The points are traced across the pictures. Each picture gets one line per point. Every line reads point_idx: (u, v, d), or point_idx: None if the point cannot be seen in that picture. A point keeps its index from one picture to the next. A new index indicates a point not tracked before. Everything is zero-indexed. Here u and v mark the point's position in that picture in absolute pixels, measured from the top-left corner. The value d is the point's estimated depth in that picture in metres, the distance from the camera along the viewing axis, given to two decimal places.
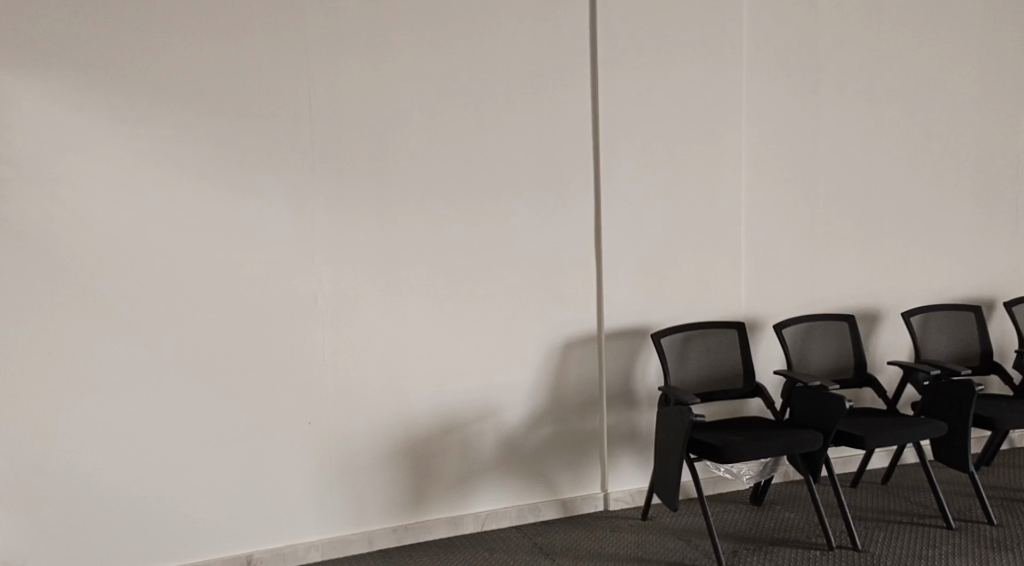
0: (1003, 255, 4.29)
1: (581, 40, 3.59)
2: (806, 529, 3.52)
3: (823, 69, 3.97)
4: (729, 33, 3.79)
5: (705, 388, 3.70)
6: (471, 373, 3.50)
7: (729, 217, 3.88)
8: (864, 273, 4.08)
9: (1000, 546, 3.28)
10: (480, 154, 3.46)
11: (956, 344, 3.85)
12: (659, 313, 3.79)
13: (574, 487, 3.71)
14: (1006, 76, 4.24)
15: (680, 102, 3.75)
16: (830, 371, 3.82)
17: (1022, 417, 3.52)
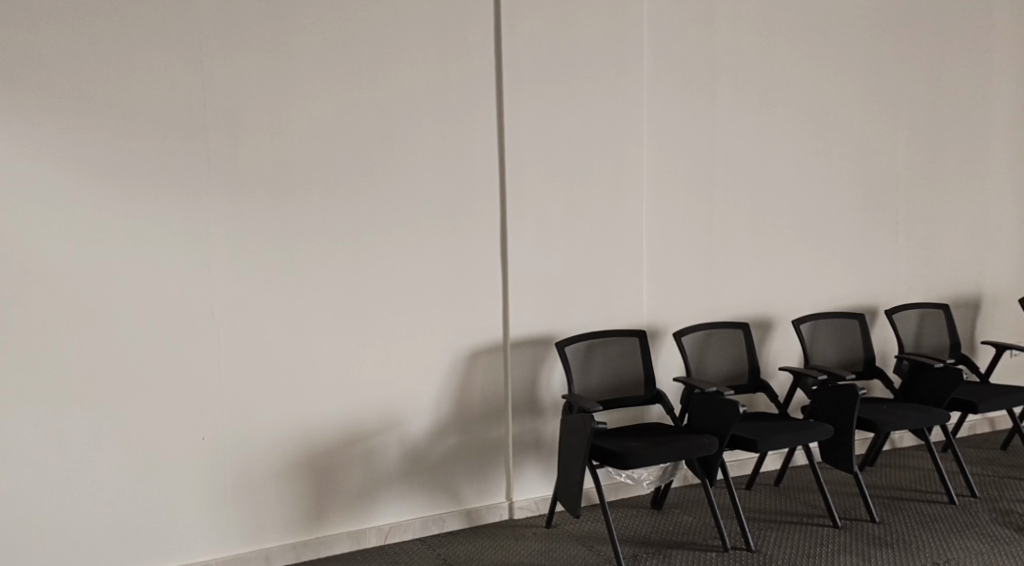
0: (884, 267, 4.64)
1: (486, 48, 3.56)
2: (704, 531, 3.52)
3: (720, 83, 4.11)
4: (632, 44, 3.85)
5: (611, 397, 3.67)
6: (376, 386, 3.47)
7: (633, 226, 3.94)
8: (758, 283, 4.30)
9: (878, 540, 3.38)
10: (383, 163, 3.40)
11: (841, 351, 4.22)
12: (564, 321, 3.81)
13: (480, 497, 3.72)
14: (885, 97, 4.55)
15: (585, 112, 3.78)
16: (726, 377, 3.94)
17: (900, 419, 3.73)
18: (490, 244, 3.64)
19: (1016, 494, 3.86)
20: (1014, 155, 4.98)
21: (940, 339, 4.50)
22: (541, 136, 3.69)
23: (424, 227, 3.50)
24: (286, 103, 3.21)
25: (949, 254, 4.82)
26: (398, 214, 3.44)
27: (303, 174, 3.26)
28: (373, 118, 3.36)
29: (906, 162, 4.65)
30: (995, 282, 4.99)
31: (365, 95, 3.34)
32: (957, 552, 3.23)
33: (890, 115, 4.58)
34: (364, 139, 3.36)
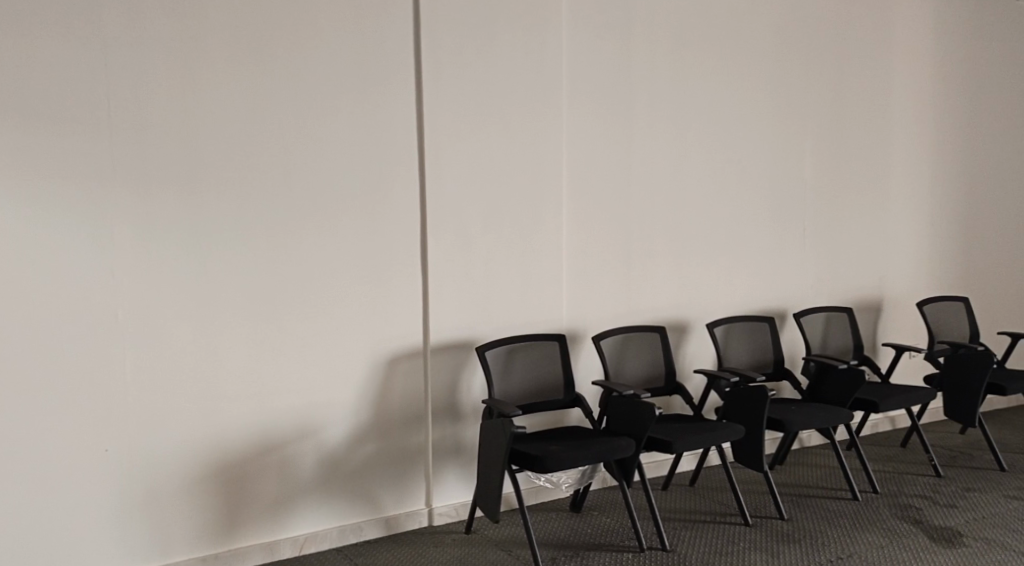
0: (792, 272, 4.81)
1: (405, 50, 3.54)
2: (621, 532, 3.58)
3: (637, 91, 4.19)
4: (551, 50, 3.88)
5: (531, 401, 3.69)
6: (291, 392, 3.39)
7: (553, 230, 3.97)
8: (674, 288, 4.40)
9: (786, 536, 3.50)
10: (299, 165, 3.33)
11: (752, 353, 4.36)
12: (485, 325, 3.81)
13: (398, 504, 3.68)
14: (794, 108, 4.73)
15: (505, 117, 3.79)
16: (644, 380, 4.02)
17: (807, 419, 3.87)
18: (410, 248, 3.61)
19: (913, 488, 4.06)
20: (912, 166, 5.23)
21: (844, 341, 4.69)
22: (461, 140, 3.68)
23: (343, 230, 3.44)
24: (197, 101, 3.12)
25: (852, 260, 5.04)
26: (315, 217, 3.38)
27: (215, 174, 3.17)
28: (289, 118, 3.30)
29: (814, 171, 4.84)
30: (895, 287, 5.24)
31: (281, 95, 3.27)
32: (859, 546, 3.38)
33: (799, 126, 4.76)
34: (280, 140, 3.28)
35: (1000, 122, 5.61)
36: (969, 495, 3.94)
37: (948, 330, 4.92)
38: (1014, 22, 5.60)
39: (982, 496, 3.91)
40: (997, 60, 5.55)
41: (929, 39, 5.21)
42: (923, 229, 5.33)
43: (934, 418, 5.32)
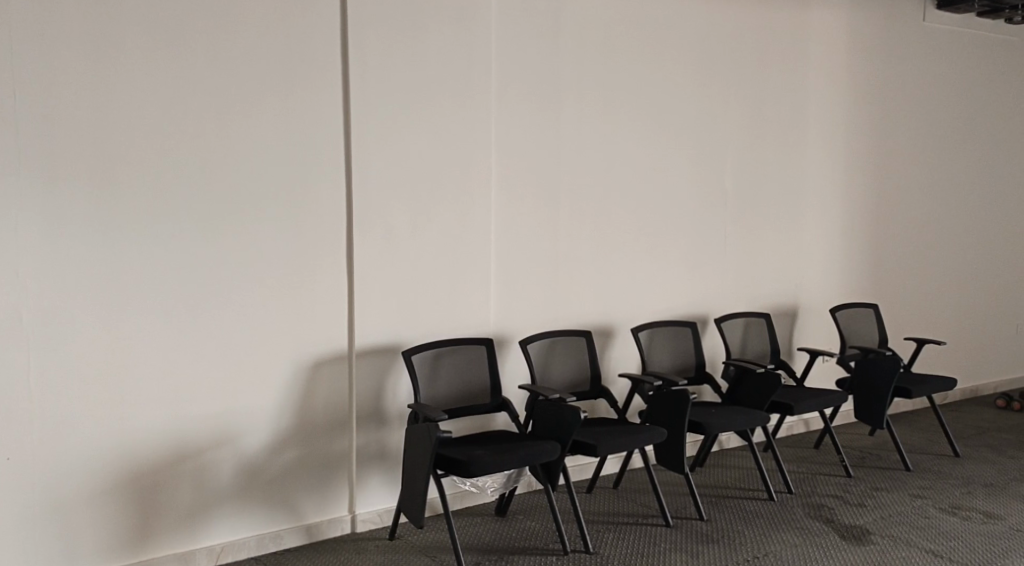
0: (714, 278, 4.94)
1: (332, 50, 3.49)
2: (545, 535, 3.60)
3: (565, 98, 4.23)
4: (480, 55, 3.89)
5: (457, 405, 3.68)
6: (208, 398, 3.30)
7: (480, 235, 3.98)
8: (599, 293, 4.46)
9: (705, 537, 3.59)
10: (220, 164, 3.25)
11: (675, 358, 4.45)
12: (411, 330, 3.78)
13: (320, 511, 3.62)
14: (716, 118, 4.86)
15: (434, 121, 3.78)
16: (569, 384, 4.06)
17: (727, 422, 3.98)
18: (335, 251, 3.56)
19: (826, 488, 4.21)
20: (827, 178, 5.44)
21: (763, 347, 4.84)
22: (388, 142, 3.65)
23: (265, 231, 3.37)
24: (111, 94, 3.01)
25: (771, 267, 5.21)
26: (236, 216, 3.30)
27: (130, 171, 3.06)
28: (209, 115, 3.21)
29: (735, 180, 4.98)
30: (810, 293, 5.43)
31: (201, 91, 3.19)
32: (773, 545, 3.49)
33: (721, 136, 4.89)
34: (200, 136, 3.20)
35: (909, 137, 5.88)
36: (877, 494, 4.11)
37: (860, 336, 5.13)
38: (922, 42, 5.88)
39: (889, 495, 4.09)
40: (906, 78, 5.81)
41: (844, 55, 5.43)
42: (837, 238, 5.54)
43: (846, 421, 5.54)
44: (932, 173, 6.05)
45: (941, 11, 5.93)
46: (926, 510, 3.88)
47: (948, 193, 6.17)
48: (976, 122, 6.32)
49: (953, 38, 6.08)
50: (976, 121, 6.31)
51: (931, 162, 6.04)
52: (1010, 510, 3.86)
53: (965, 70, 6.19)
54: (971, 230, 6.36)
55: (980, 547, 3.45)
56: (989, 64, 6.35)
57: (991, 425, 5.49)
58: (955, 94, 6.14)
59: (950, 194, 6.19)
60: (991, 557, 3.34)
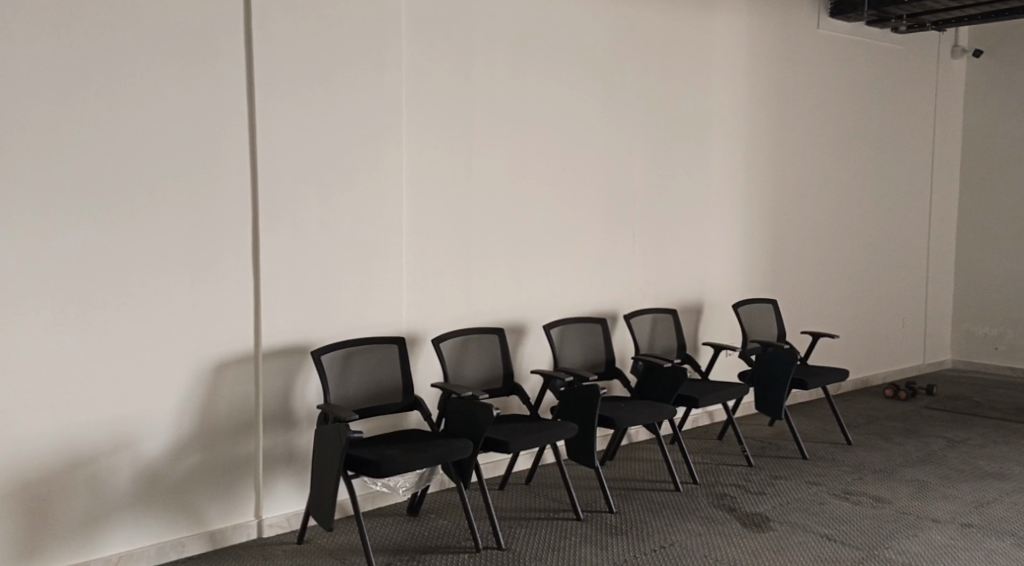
0: (623, 276, 5.04)
1: (235, 41, 3.39)
2: (457, 534, 3.61)
3: (476, 97, 4.24)
4: (390, 49, 3.85)
5: (368, 405, 3.64)
6: (103, 402, 3.16)
7: (392, 233, 3.94)
8: (511, 291, 4.48)
9: (614, 529, 3.66)
10: (116, 156, 3.11)
11: (586, 354, 4.52)
12: (321, 329, 3.72)
13: (224, 517, 3.52)
14: (624, 119, 4.96)
15: (342, 116, 3.72)
16: (482, 381, 4.06)
17: (636, 416, 4.07)
18: (240, 248, 3.47)
19: (729, 478, 4.36)
20: (730, 178, 5.64)
21: (670, 341, 4.97)
22: (294, 136, 3.57)
23: (164, 226, 3.25)
24: None
25: (677, 264, 5.35)
26: (131, 210, 3.16)
27: (16, 160, 2.89)
28: (102, 104, 3.06)
29: (643, 180, 5.10)
30: (714, 290, 5.62)
31: (93, 79, 3.04)
32: (679, 534, 3.59)
33: (629, 136, 4.99)
34: (91, 126, 3.05)
35: (805, 139, 6.14)
36: (776, 482, 4.28)
37: (761, 330, 5.33)
38: (817, 48, 6.15)
39: (787, 483, 4.27)
40: (803, 82, 6.07)
41: (745, 60, 5.63)
42: (740, 237, 5.75)
43: (747, 412, 5.75)
44: (826, 173, 6.34)
45: (833, 20, 6.21)
46: (821, 496, 4.06)
47: (842, 193, 6.49)
48: (868, 126, 6.66)
49: (845, 45, 6.38)
50: (867, 125, 6.65)
51: (827, 163, 6.33)
52: (896, 494, 4.09)
53: (858, 75, 6.52)
54: (863, 229, 6.71)
55: (871, 529, 3.64)
56: (880, 70, 6.70)
57: (881, 413, 5.81)
58: (849, 99, 6.46)
59: (844, 194, 6.51)
60: (880, 538, 3.53)
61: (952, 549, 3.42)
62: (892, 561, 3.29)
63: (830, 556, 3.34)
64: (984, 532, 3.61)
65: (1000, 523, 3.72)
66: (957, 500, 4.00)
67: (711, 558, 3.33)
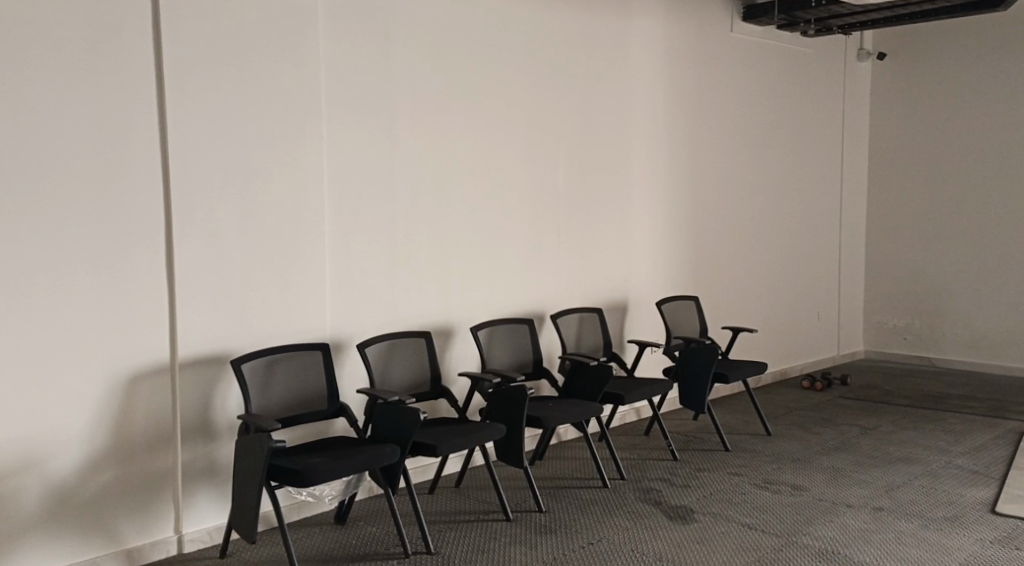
0: (548, 276, 5.08)
1: (143, 40, 3.28)
2: (385, 540, 3.57)
3: (397, 99, 4.21)
4: (306, 50, 3.79)
5: (292, 413, 3.57)
6: (8, 419, 3.01)
7: (314, 238, 3.88)
8: (437, 295, 4.47)
9: (544, 528, 3.69)
10: (17, 160, 2.97)
11: (513, 355, 4.54)
12: (241, 338, 3.64)
13: (142, 534, 3.40)
14: (546, 120, 4.99)
15: (259, 119, 3.64)
16: (409, 385, 4.03)
17: (563, 415, 4.11)
18: (154, 256, 3.36)
19: (655, 473, 4.44)
20: (651, 177, 5.74)
21: (596, 340, 5.03)
22: (209, 141, 3.48)
23: (71, 234, 3.12)
24: None
25: (602, 264, 5.43)
26: (35, 218, 3.03)
27: None
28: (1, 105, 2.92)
29: (566, 180, 5.15)
30: (638, 288, 5.72)
31: None
32: (607, 530, 3.64)
33: (551, 137, 5.03)
34: None
35: (723, 139, 6.31)
36: (701, 475, 4.38)
37: (684, 327, 5.45)
38: (732, 50, 6.32)
39: (711, 475, 4.37)
40: (719, 83, 6.23)
41: (663, 62, 5.75)
42: (662, 235, 5.86)
43: (673, 407, 5.87)
44: (742, 171, 6.51)
45: (746, 23, 6.40)
46: (742, 487, 4.18)
47: (758, 191, 6.69)
48: (782, 126, 6.89)
49: (758, 47, 6.57)
50: (780, 124, 6.87)
51: (743, 163, 6.52)
52: (813, 482, 4.24)
53: (771, 76, 6.73)
54: (779, 225, 6.93)
55: (789, 516, 3.76)
56: (791, 72, 6.94)
57: (798, 404, 6.01)
58: (762, 100, 6.65)
59: (760, 192, 6.70)
60: (798, 525, 3.65)
61: (865, 532, 3.55)
62: (809, 547, 3.40)
63: (751, 545, 3.44)
64: (895, 515, 3.77)
65: (909, 505, 3.89)
66: (869, 485, 4.18)
67: (637, 552, 3.38)
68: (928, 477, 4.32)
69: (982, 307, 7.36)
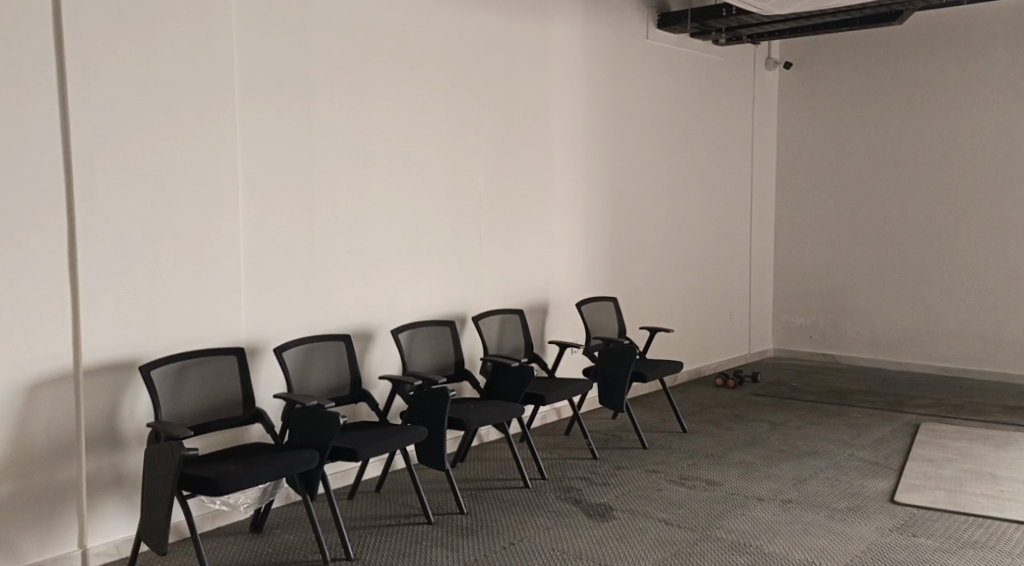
0: (470, 279, 5.08)
1: (44, 35, 3.13)
2: (304, 548, 3.51)
3: (314, 98, 4.15)
4: (219, 47, 3.69)
5: (205, 420, 3.47)
6: None
7: (228, 240, 3.78)
8: (357, 298, 4.42)
9: (464, 529, 3.69)
10: None
11: (435, 357, 4.52)
12: (152, 343, 3.52)
13: (43, 550, 3.24)
14: (467, 121, 5.00)
15: (169, 117, 3.53)
16: (328, 389, 3.97)
17: (484, 416, 4.11)
18: (56, 261, 3.21)
19: (575, 472, 4.50)
20: (570, 180, 5.81)
21: (518, 341, 5.05)
22: (116, 139, 3.36)
23: None
24: None
25: (522, 265, 5.46)
26: None
27: None
28: None
29: (487, 183, 5.17)
30: (558, 290, 5.78)
31: None
32: (528, 530, 3.66)
33: (472, 140, 5.04)
34: None
35: (640, 142, 6.44)
36: (619, 473, 4.46)
37: (603, 328, 5.54)
38: (647, 56, 6.46)
39: (630, 473, 4.46)
40: (635, 88, 6.36)
41: (581, 67, 5.84)
42: (580, 237, 5.94)
43: (593, 407, 5.96)
44: (658, 175, 6.66)
45: (660, 30, 6.55)
46: (660, 483, 4.27)
47: (673, 193, 6.85)
48: (696, 132, 7.08)
49: (672, 54, 6.74)
50: (694, 129, 7.05)
51: (659, 167, 6.67)
52: (726, 476, 4.37)
53: (685, 83, 6.92)
54: (693, 228, 7.12)
55: (704, 511, 3.86)
56: (704, 79, 7.14)
57: (712, 402, 6.18)
58: (677, 104, 6.82)
59: (675, 196, 6.88)
60: (712, 519, 3.76)
61: (775, 524, 3.69)
62: (722, 540, 3.51)
63: (667, 539, 3.52)
64: (802, 506, 3.92)
65: (815, 497, 4.05)
66: (778, 478, 4.34)
67: (558, 551, 3.41)
68: (833, 469, 4.51)
69: (882, 306, 7.73)
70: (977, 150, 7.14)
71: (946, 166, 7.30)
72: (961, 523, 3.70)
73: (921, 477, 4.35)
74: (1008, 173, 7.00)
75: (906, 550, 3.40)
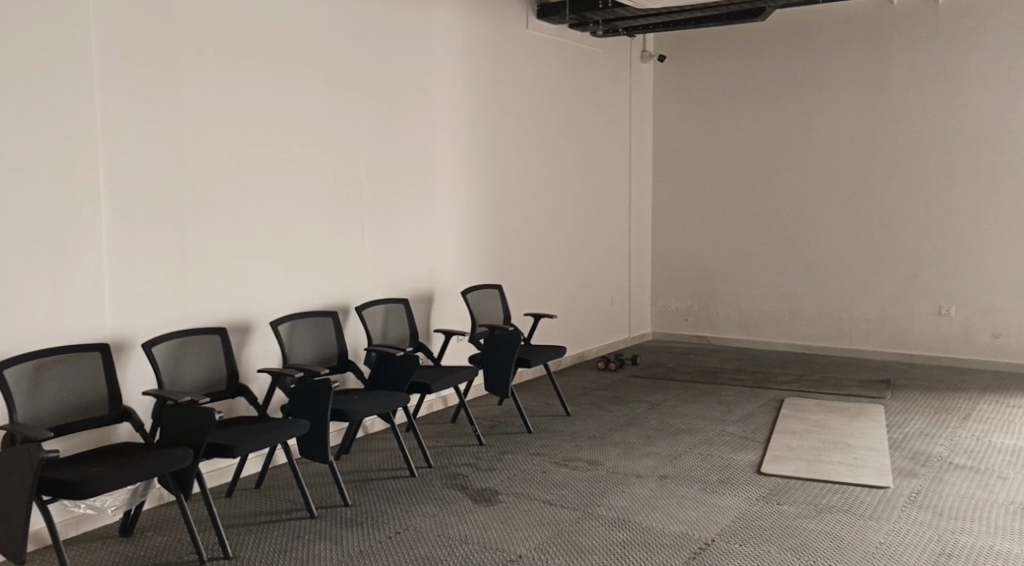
0: (351, 268, 5.00)
1: None
2: (179, 549, 3.37)
3: (182, 80, 3.97)
4: (76, 25, 3.47)
5: (66, 422, 3.27)
6: None
7: (89, 230, 3.58)
8: (232, 290, 4.27)
9: (349, 521, 3.64)
10: None
11: (315, 349, 4.43)
12: (5, 341, 3.28)
13: None
14: (346, 107, 4.91)
15: (20, 100, 3.29)
16: (203, 384, 3.82)
17: (368, 407, 4.07)
18: None
19: (460, 459, 4.52)
20: (452, 167, 5.80)
21: (402, 331, 5.02)
22: None
23: None
24: None
25: (405, 253, 5.42)
26: None
27: None
28: None
29: (368, 170, 5.09)
30: (442, 279, 5.77)
31: None
32: (412, 518, 3.65)
33: (351, 127, 4.95)
34: None
35: (521, 131, 6.50)
36: (504, 457, 4.52)
37: (487, 316, 5.57)
38: (527, 45, 6.52)
39: (514, 457, 4.52)
40: (516, 76, 6.40)
41: (462, 54, 5.83)
42: (463, 225, 5.94)
43: (478, 394, 5.99)
44: (539, 163, 6.74)
45: (540, 21, 6.63)
46: (543, 465, 4.36)
47: (554, 182, 6.95)
48: (576, 122, 7.22)
49: (552, 43, 6.84)
50: (574, 118, 7.19)
51: (540, 155, 6.75)
52: (607, 456, 4.50)
53: (564, 73, 7.03)
54: (574, 215, 7.25)
55: (585, 490, 3.97)
56: (584, 70, 7.29)
57: (593, 385, 6.35)
58: (556, 94, 6.93)
59: (557, 184, 6.99)
60: (593, 497, 3.87)
61: (651, 499, 3.83)
62: (602, 517, 3.61)
63: (550, 520, 3.59)
64: (677, 481, 4.09)
65: (690, 472, 4.23)
66: (656, 456, 4.51)
67: (444, 537, 3.43)
68: (705, 444, 4.73)
69: (751, 291, 8.13)
70: (834, 143, 7.61)
71: (806, 158, 7.75)
72: (820, 489, 3.96)
73: (785, 448, 4.62)
74: (859, 164, 7.51)
75: (772, 517, 3.60)
